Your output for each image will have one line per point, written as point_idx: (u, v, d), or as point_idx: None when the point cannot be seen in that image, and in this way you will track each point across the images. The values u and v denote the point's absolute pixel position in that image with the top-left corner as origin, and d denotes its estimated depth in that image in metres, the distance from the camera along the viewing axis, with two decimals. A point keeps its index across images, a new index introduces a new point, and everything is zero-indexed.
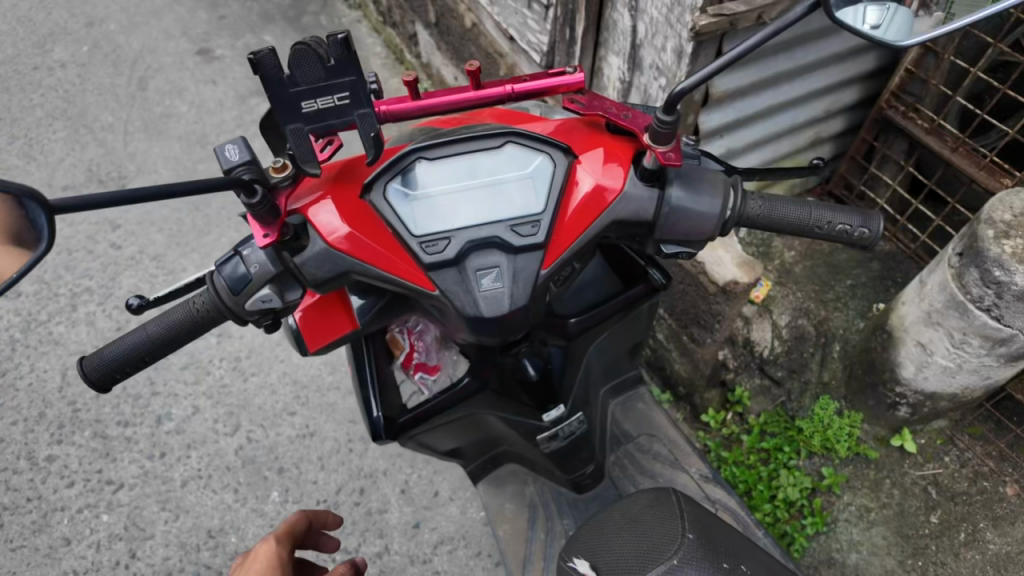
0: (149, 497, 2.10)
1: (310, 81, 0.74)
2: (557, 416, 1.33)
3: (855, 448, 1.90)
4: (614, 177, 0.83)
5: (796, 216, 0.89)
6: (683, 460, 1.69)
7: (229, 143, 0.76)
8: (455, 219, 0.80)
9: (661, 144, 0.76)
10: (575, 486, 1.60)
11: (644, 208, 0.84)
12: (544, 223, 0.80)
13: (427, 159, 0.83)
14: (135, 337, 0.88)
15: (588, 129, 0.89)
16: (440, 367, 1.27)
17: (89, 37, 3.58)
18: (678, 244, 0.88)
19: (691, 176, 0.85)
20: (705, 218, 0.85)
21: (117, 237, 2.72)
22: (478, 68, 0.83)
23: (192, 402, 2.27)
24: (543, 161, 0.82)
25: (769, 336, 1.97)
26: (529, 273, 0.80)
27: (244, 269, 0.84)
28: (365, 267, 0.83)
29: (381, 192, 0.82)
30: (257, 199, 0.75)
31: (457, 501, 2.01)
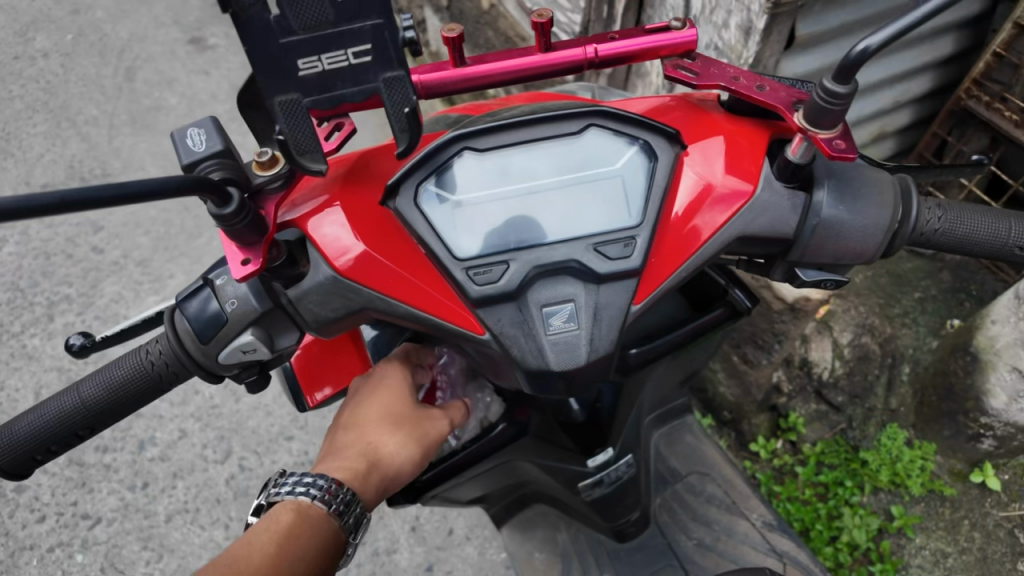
0: (130, 534, 1.88)
1: (308, 26, 0.58)
2: (604, 461, 1.10)
3: (930, 484, 1.67)
4: (744, 174, 0.68)
5: (987, 229, 0.76)
6: (742, 504, 1.47)
7: (194, 130, 0.65)
8: (527, 232, 0.63)
9: (825, 127, 0.62)
10: (617, 535, 1.36)
11: (785, 219, 0.69)
12: (638, 243, 0.63)
13: (473, 150, 0.66)
14: (67, 400, 0.77)
15: (698, 111, 0.75)
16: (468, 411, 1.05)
17: (74, 24, 3.33)
18: (818, 269, 0.72)
19: (848, 177, 0.71)
20: (869, 236, 0.70)
21: (99, 240, 2.49)
22: (549, 20, 0.69)
23: (178, 425, 2.04)
24: (632, 156, 0.67)
25: (829, 356, 1.74)
26: (614, 312, 0.62)
27: (217, 306, 0.69)
28: (385, 300, 0.66)
29: (418, 197, 0.66)
30: (229, 210, 0.60)
31: (474, 541, 1.79)
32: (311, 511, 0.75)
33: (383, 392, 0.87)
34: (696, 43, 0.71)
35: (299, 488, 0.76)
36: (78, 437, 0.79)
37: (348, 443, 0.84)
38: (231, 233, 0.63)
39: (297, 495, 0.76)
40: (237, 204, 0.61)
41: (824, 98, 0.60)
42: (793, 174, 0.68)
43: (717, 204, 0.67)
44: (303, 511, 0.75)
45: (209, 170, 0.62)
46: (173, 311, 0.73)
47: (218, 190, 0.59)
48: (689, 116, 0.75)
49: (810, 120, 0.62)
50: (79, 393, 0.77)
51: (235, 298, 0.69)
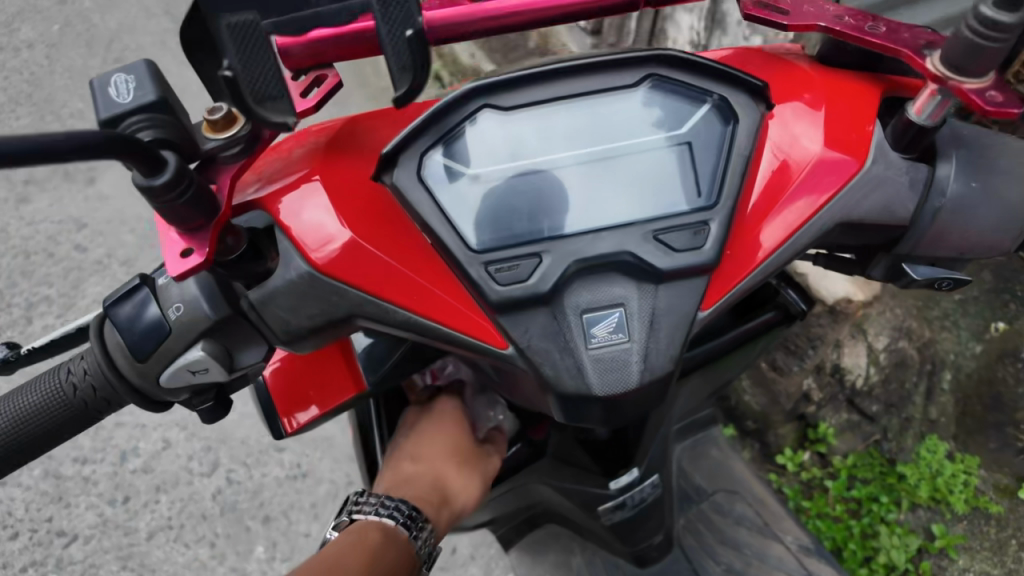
0: (108, 553, 1.75)
1: None
2: (627, 483, 0.97)
3: (974, 501, 1.55)
4: (840, 130, 0.66)
5: None
6: (774, 526, 1.34)
7: (123, 78, 0.59)
8: (552, 215, 0.61)
9: (972, 77, 0.59)
10: (638, 559, 1.24)
11: (903, 201, 0.66)
12: (712, 232, 0.61)
13: (495, 108, 0.63)
14: None
15: (783, 61, 0.74)
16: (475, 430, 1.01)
17: (61, 14, 3.17)
18: (931, 266, 0.71)
19: (977, 158, 0.68)
20: (997, 222, 0.67)
21: (83, 237, 2.35)
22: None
23: (162, 435, 1.90)
24: (706, 118, 0.65)
25: (863, 362, 1.58)
26: (672, 318, 0.60)
27: (156, 312, 0.64)
28: (378, 303, 0.62)
29: (423, 166, 0.63)
30: (160, 180, 0.54)
31: (479, 561, 1.65)
32: (396, 534, 0.85)
33: (443, 434, 0.99)
34: None
35: (385, 512, 0.86)
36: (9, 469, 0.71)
37: (417, 476, 0.97)
38: (170, 213, 0.56)
39: (381, 517, 0.85)
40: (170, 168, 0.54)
41: (978, 30, 0.55)
42: (913, 140, 0.65)
43: (824, 173, 0.64)
44: (390, 534, 0.84)
45: (142, 129, 0.58)
46: (100, 326, 0.68)
47: (143, 154, 0.52)
48: (773, 64, 0.74)
49: (953, 66, 0.59)
50: None
51: (182, 303, 0.65)
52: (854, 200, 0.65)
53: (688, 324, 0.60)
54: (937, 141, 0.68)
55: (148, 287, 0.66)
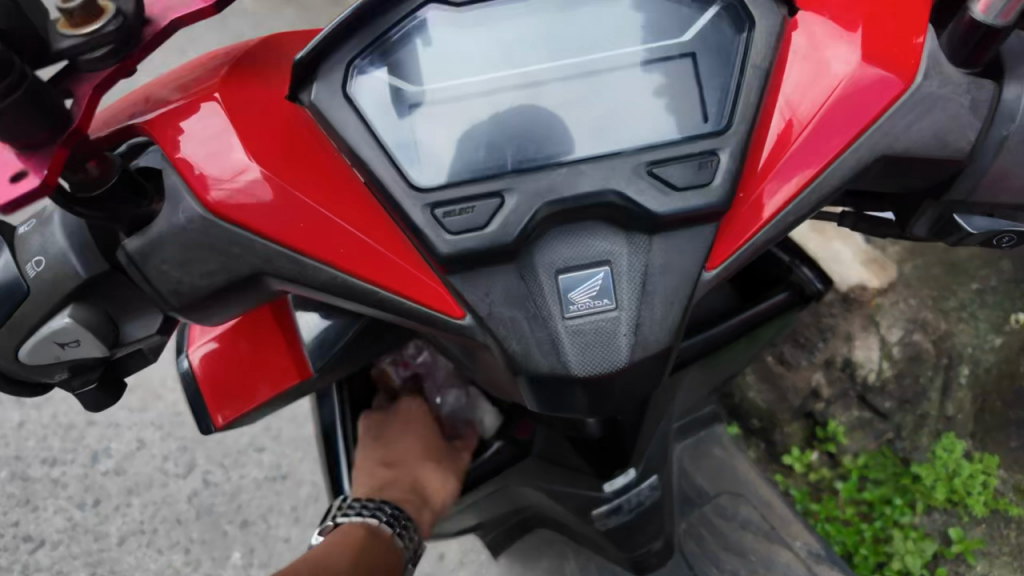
0: (77, 559, 1.66)
1: None
2: (625, 485, 0.87)
3: (993, 504, 1.46)
4: (880, 44, 0.57)
5: None
6: (783, 531, 1.24)
7: None
8: (558, 143, 0.55)
9: None
10: (635, 566, 1.14)
11: (961, 134, 0.57)
12: (723, 163, 0.54)
13: (445, 6, 0.57)
14: None
15: None
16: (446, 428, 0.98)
17: None
18: (988, 217, 0.63)
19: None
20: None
21: None
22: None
23: (136, 435, 1.80)
24: (715, 21, 0.58)
25: (875, 355, 1.49)
26: (666, 279, 0.53)
27: (15, 271, 0.62)
28: (294, 259, 0.54)
29: (349, 79, 0.56)
30: None
31: (467, 567, 1.54)
32: (379, 533, 0.87)
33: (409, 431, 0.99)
34: None
35: (368, 512, 0.88)
36: None
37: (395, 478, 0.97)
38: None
39: (366, 517, 0.88)
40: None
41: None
42: (978, 47, 0.56)
43: (838, 119, 0.56)
44: (374, 531, 0.86)
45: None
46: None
47: None
48: None
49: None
50: None
51: (44, 257, 0.62)
52: (902, 124, 0.56)
53: (689, 286, 0.53)
54: (1003, 53, 0.58)
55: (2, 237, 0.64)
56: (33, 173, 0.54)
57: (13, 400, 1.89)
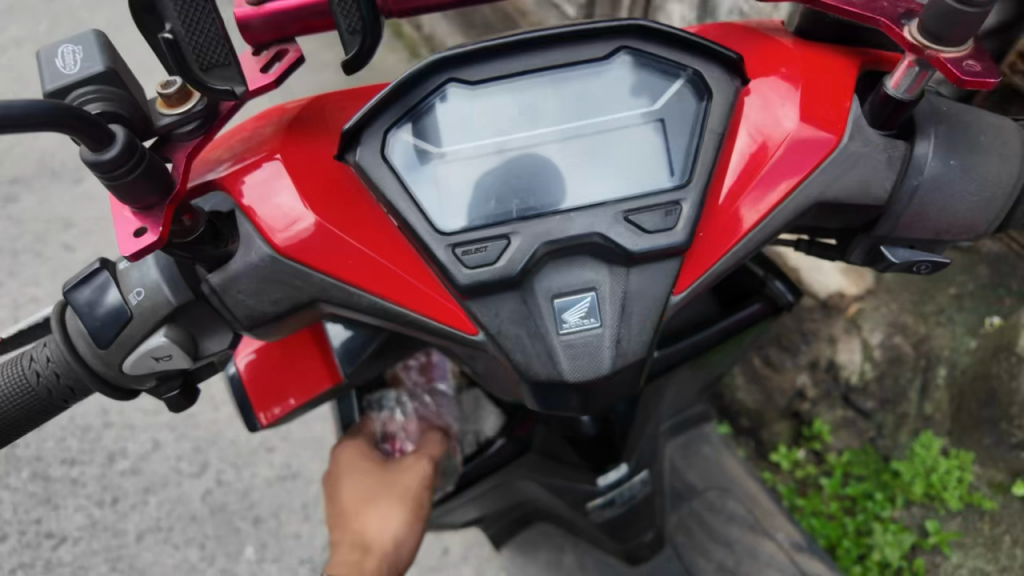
0: (97, 554, 1.74)
1: None
2: (616, 480, 0.97)
3: (968, 498, 1.53)
4: (823, 110, 0.65)
5: None
6: (766, 522, 1.32)
7: (71, 43, 0.60)
8: (551, 192, 0.60)
9: (954, 45, 0.58)
10: (629, 558, 1.22)
11: (876, 186, 0.65)
12: (685, 211, 0.60)
13: (462, 83, 0.61)
14: None
15: (762, 40, 0.73)
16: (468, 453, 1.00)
17: (48, 10, 3.06)
18: (909, 248, 0.69)
19: (960, 133, 0.66)
20: (983, 197, 0.65)
21: (71, 237, 2.32)
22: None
23: (151, 436, 1.88)
24: (678, 94, 0.64)
25: (858, 358, 1.58)
26: (643, 302, 0.59)
27: (117, 299, 0.64)
28: (341, 288, 0.61)
29: (387, 144, 0.61)
30: (110, 155, 0.54)
31: (471, 561, 1.62)
32: None
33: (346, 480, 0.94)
34: None
35: None
36: None
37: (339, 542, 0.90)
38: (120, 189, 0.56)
39: None
40: (120, 145, 0.55)
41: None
42: (891, 115, 0.64)
43: (789, 163, 0.64)
44: None
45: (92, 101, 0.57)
46: (62, 319, 0.67)
47: (88, 127, 0.52)
48: (753, 39, 0.74)
49: (935, 33, 0.57)
50: None
51: (143, 288, 0.65)
52: (832, 176, 0.64)
53: (662, 307, 0.59)
54: (914, 116, 0.67)
55: (108, 271, 0.65)
56: (152, 230, 0.59)
57: None
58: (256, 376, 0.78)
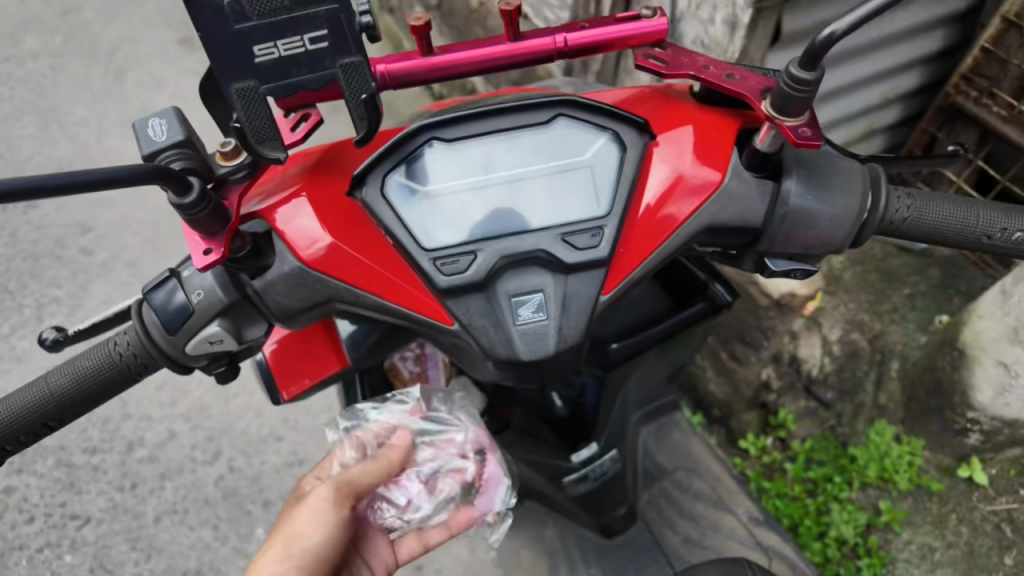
0: (118, 535, 1.88)
1: (262, 15, 0.59)
2: (587, 457, 1.11)
3: (917, 479, 1.68)
4: (707, 168, 0.72)
5: (955, 218, 0.77)
6: (728, 499, 1.48)
7: (155, 116, 0.69)
8: (506, 219, 0.68)
9: (791, 116, 0.65)
10: (604, 530, 1.37)
11: (754, 210, 0.73)
12: (606, 233, 0.68)
13: (442, 141, 0.71)
14: (34, 393, 0.78)
15: (664, 101, 0.80)
16: (478, 434, 1.00)
17: (63, 25, 3.21)
18: (788, 260, 0.78)
19: (819, 170, 0.74)
20: (835, 224, 0.74)
21: (88, 241, 2.47)
22: (517, 8, 0.69)
23: (167, 426, 2.03)
24: (601, 149, 0.71)
25: (818, 352, 1.72)
26: (579, 302, 0.67)
27: (184, 298, 0.75)
28: (352, 291, 0.72)
29: (387, 187, 0.71)
30: (189, 199, 0.65)
31: (464, 540, 1.75)
32: None
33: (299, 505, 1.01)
34: (666, 32, 0.72)
35: None
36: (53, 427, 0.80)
37: None
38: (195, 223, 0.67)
39: None
40: (197, 192, 0.65)
41: (790, 83, 0.62)
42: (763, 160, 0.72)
43: (684, 196, 0.71)
44: None
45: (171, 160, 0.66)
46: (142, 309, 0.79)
47: (173, 180, 0.63)
48: (662, 106, 0.80)
49: (777, 107, 0.65)
50: (45, 385, 0.79)
51: (202, 289, 0.75)
52: (712, 210, 0.72)
53: (590, 299, 0.67)
54: (782, 161, 0.75)
55: (175, 276, 0.77)
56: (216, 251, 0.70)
57: None
58: (279, 361, 0.90)
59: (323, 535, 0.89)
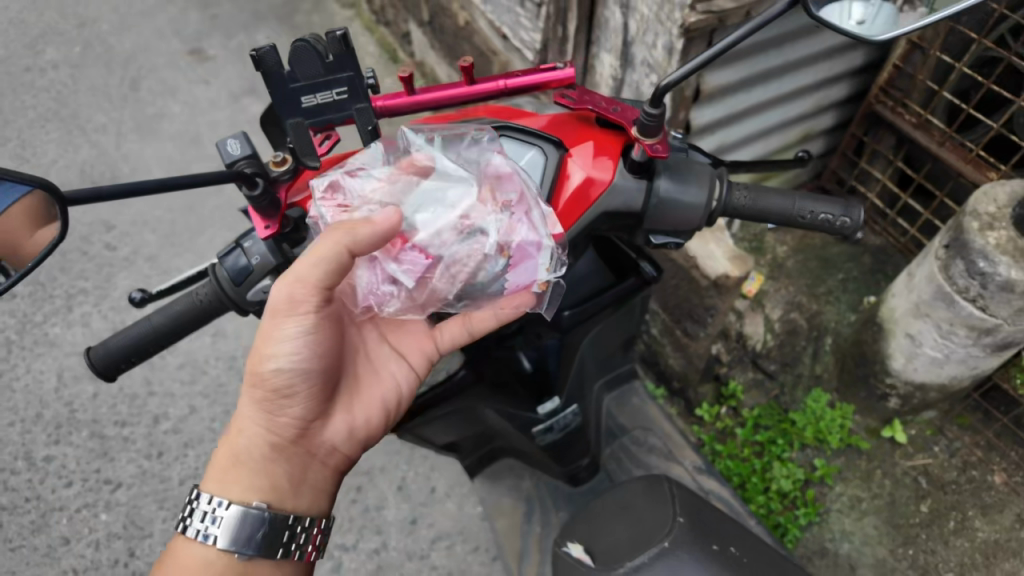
0: (147, 496, 2.11)
1: (309, 78, 0.81)
2: (552, 408, 1.34)
3: (847, 440, 1.91)
4: (603, 170, 0.88)
5: (780, 206, 0.92)
6: (678, 452, 1.74)
7: (231, 137, 0.85)
8: None
9: (649, 137, 0.84)
10: (571, 478, 1.62)
11: (632, 200, 0.89)
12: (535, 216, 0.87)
13: None
14: (140, 326, 0.95)
15: (580, 124, 0.93)
16: (500, 188, 0.85)
17: (80, 37, 3.43)
18: (666, 234, 0.94)
19: (680, 168, 0.90)
20: (693, 208, 0.90)
21: (112, 238, 2.70)
22: (471, 63, 0.90)
23: (189, 402, 2.27)
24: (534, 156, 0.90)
25: (761, 330, 2.02)
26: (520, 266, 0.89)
27: (245, 261, 0.91)
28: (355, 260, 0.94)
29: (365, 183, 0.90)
30: (258, 191, 0.83)
31: (454, 497, 1.99)
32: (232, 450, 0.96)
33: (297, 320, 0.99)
34: (574, 78, 0.92)
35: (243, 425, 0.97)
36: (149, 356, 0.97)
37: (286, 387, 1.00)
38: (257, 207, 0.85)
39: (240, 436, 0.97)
40: (262, 188, 0.83)
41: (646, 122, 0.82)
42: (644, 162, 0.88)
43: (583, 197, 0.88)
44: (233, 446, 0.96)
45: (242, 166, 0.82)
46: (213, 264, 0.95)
47: (245, 178, 0.81)
48: (575, 129, 0.93)
49: (639, 131, 0.84)
50: (149, 320, 0.96)
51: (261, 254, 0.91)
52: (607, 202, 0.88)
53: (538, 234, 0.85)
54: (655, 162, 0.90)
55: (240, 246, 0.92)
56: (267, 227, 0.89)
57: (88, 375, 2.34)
58: None
59: (290, 352, 0.93)
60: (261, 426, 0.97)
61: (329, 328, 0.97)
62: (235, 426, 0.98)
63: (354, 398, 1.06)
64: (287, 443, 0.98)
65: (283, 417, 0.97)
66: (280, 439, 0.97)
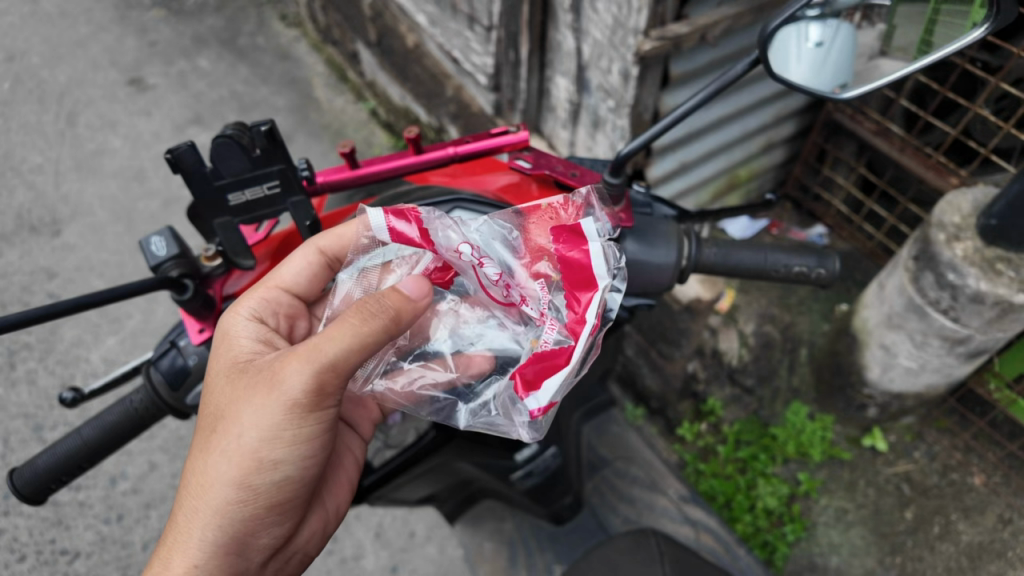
0: (108, 564, 1.97)
1: (236, 173, 0.84)
2: (530, 454, 1.29)
3: (829, 451, 1.89)
4: None
5: (753, 261, 0.92)
6: (661, 482, 1.72)
7: (157, 236, 0.88)
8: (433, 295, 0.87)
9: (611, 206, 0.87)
10: (555, 518, 1.56)
11: None
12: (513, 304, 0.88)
13: None
14: (69, 443, 0.89)
15: (538, 187, 0.93)
16: (526, 302, 0.81)
17: (9, 72, 3.13)
18: (635, 296, 0.90)
19: (646, 230, 0.89)
20: (663, 268, 0.87)
21: (54, 287, 2.47)
22: (418, 134, 0.98)
23: (148, 458, 2.13)
24: None
25: (736, 345, 1.96)
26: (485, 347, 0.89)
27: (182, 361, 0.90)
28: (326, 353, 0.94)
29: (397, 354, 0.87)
30: (187, 294, 0.84)
31: (434, 540, 1.91)
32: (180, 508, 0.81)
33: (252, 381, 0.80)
34: (527, 141, 0.99)
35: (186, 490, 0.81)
36: (81, 473, 0.92)
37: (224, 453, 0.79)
38: (190, 309, 0.86)
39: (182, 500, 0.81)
40: (191, 290, 0.84)
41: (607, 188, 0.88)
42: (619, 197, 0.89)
43: None
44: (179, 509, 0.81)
45: (168, 268, 0.84)
46: (147, 365, 0.93)
47: (174, 283, 0.83)
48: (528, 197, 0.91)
49: None
50: (79, 436, 0.90)
51: (198, 355, 0.90)
52: None
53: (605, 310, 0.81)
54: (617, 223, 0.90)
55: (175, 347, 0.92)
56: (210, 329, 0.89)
57: (37, 438, 2.18)
58: None
59: (300, 459, 0.80)
60: (231, 546, 0.78)
61: (273, 426, 0.76)
62: (181, 558, 0.77)
63: (323, 487, 0.96)
64: (260, 563, 0.83)
65: (265, 535, 0.81)
66: (251, 561, 0.81)
